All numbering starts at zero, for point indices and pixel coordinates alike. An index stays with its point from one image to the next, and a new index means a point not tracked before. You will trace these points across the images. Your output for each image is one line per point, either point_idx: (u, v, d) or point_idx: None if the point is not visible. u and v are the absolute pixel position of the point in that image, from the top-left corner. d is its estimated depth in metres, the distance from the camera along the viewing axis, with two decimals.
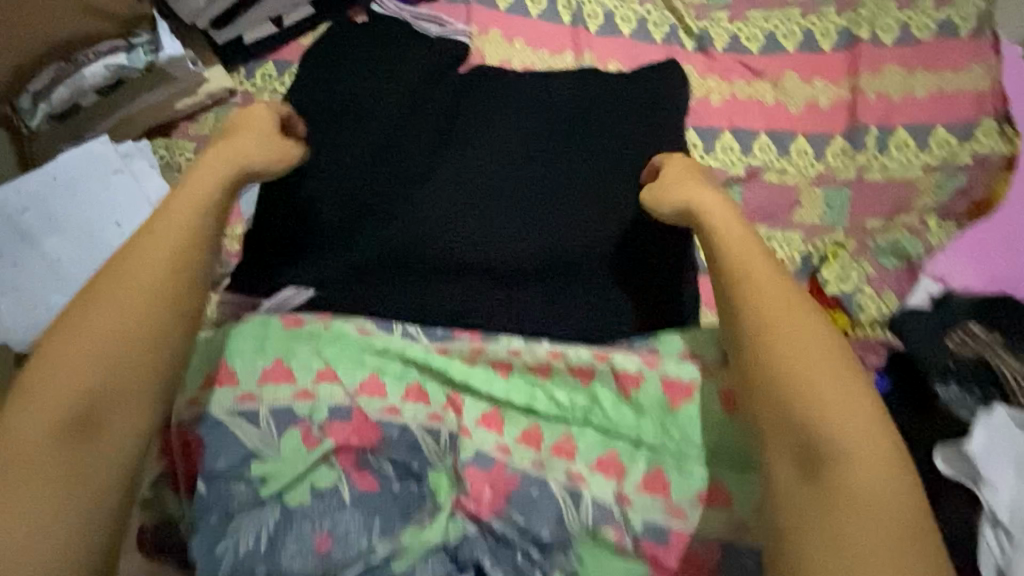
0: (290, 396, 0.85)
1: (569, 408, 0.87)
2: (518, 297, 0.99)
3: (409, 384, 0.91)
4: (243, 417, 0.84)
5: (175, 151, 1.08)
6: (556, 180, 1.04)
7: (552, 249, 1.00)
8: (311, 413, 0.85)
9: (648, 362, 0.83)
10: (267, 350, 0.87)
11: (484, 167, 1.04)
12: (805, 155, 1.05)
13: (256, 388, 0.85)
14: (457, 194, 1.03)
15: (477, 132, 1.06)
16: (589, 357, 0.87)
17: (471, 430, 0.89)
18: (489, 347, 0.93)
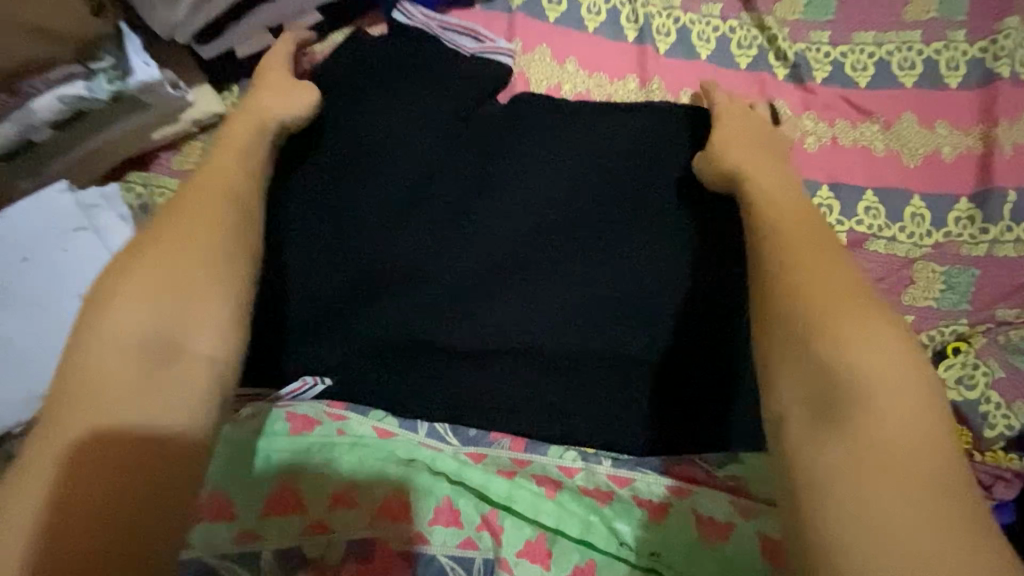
0: (301, 529, 0.69)
1: (634, 547, 0.71)
2: (580, 392, 0.82)
3: (440, 503, 0.73)
4: (241, 563, 0.68)
5: (154, 190, 0.90)
6: (626, 246, 0.86)
7: (609, 333, 0.83)
8: (324, 552, 0.69)
9: (742, 510, 0.70)
10: (271, 471, 0.72)
11: (528, 227, 0.87)
12: (920, 221, 0.86)
13: (258, 522, 0.69)
14: (505, 261, 0.87)
15: (527, 180, 0.88)
16: (663, 491, 0.73)
17: (512, 563, 0.72)
18: (534, 460, 0.78)
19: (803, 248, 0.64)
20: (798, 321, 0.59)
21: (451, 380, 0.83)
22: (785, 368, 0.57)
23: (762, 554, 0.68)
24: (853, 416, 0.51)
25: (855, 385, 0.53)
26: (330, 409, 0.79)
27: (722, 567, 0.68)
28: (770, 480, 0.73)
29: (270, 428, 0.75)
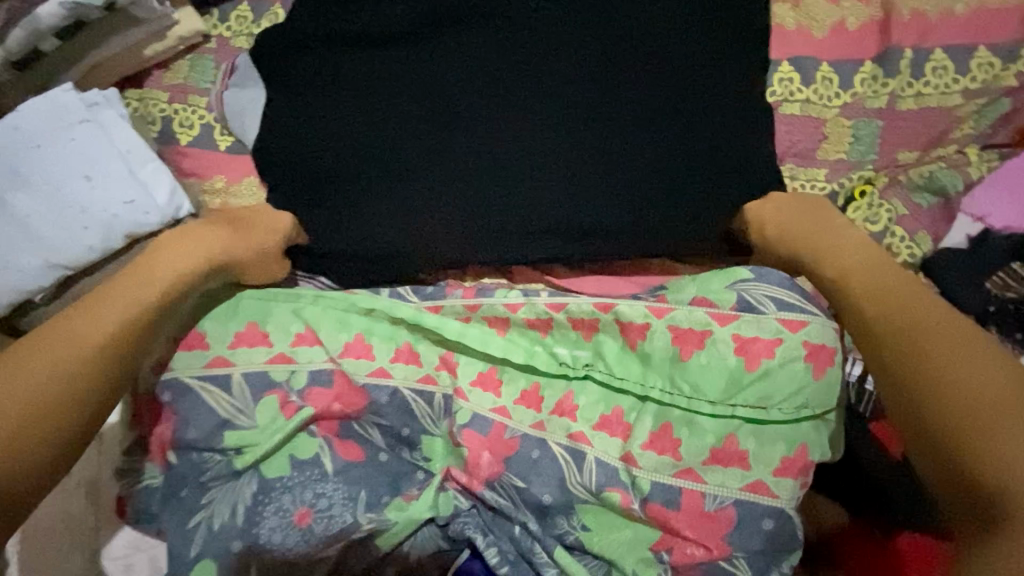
0: (264, 359, 0.81)
1: (568, 361, 0.80)
2: (546, 236, 0.86)
3: (399, 345, 0.84)
4: (216, 385, 0.80)
5: (148, 102, 1.03)
6: (597, 103, 0.86)
7: (571, 185, 0.85)
8: (289, 379, 0.81)
9: (654, 311, 0.78)
10: (240, 314, 0.83)
11: (479, 96, 0.86)
12: (829, 84, 0.94)
13: (227, 351, 0.81)
14: (463, 120, 0.85)
15: (475, 51, 0.86)
16: (590, 308, 0.80)
17: (465, 391, 0.81)
18: (484, 302, 0.86)
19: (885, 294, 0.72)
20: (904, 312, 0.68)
21: (420, 241, 0.85)
22: (936, 383, 0.62)
23: (674, 346, 0.77)
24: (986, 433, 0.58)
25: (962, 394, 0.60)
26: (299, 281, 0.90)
27: (643, 364, 0.78)
28: (684, 286, 0.80)
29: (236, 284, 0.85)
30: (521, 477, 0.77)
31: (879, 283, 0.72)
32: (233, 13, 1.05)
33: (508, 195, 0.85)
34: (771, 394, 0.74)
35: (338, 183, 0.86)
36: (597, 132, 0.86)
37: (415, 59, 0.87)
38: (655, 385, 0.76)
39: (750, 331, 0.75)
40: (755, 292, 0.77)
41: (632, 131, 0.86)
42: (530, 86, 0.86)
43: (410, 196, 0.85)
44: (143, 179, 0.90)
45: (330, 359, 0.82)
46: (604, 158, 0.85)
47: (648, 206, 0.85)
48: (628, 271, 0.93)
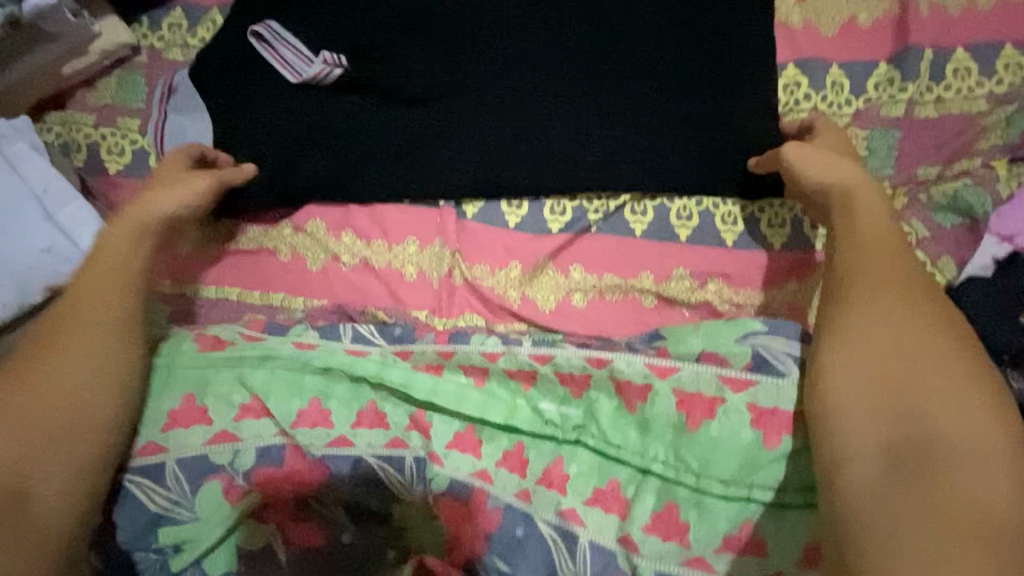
0: (205, 441, 0.71)
1: (556, 421, 0.70)
2: (599, 174, 0.83)
3: (363, 407, 0.74)
4: (150, 476, 0.70)
5: (72, 127, 0.91)
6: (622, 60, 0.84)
7: (612, 130, 0.83)
8: (233, 461, 0.70)
9: (654, 370, 0.69)
10: (175, 386, 0.73)
11: (507, 54, 0.86)
12: (839, 90, 0.84)
13: (159, 436, 0.71)
14: (504, 76, 0.86)
15: (491, 17, 0.87)
16: (581, 363, 0.72)
17: (441, 456, 0.72)
18: (458, 351, 0.76)
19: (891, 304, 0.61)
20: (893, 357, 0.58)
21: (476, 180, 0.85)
22: (888, 428, 0.56)
23: (676, 411, 0.67)
24: (929, 470, 0.53)
25: (949, 431, 0.54)
26: (248, 329, 0.79)
27: (641, 430, 0.68)
28: (688, 339, 0.72)
29: (173, 351, 0.75)
30: (504, 558, 0.67)
31: (907, 323, 0.60)
32: (165, 22, 0.92)
33: (559, 138, 0.84)
34: (789, 472, 0.64)
35: (382, 145, 0.86)
36: (591, 121, 0.84)
37: (408, 55, 0.87)
38: (655, 456, 0.67)
39: (764, 400, 0.66)
40: (772, 350, 0.69)
41: (626, 117, 0.83)
42: (537, 80, 0.85)
43: (468, 144, 0.85)
44: (64, 223, 0.78)
45: (281, 432, 0.72)
46: (638, 108, 0.83)
47: (687, 149, 0.82)
48: (618, 309, 0.83)
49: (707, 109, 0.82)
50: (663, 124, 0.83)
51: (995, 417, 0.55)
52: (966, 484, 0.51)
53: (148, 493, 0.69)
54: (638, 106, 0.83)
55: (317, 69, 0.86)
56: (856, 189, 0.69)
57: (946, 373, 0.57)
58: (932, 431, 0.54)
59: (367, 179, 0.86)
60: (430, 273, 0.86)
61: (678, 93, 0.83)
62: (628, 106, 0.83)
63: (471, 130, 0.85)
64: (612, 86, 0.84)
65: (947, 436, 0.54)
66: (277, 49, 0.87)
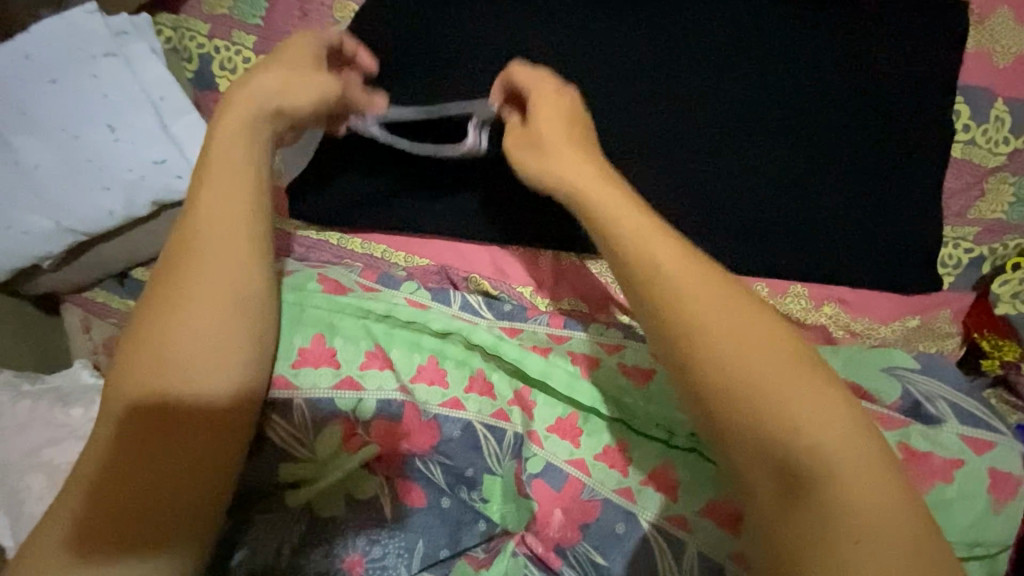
0: (331, 384, 0.70)
1: (668, 426, 0.69)
2: (753, 247, 0.79)
3: (473, 373, 0.73)
4: (276, 409, 0.68)
5: (183, 33, 0.86)
6: (817, 136, 0.79)
7: (789, 209, 0.79)
8: (355, 407, 0.69)
9: None
10: (305, 325, 0.72)
11: (704, 109, 0.80)
12: (1000, 126, 0.80)
13: (291, 371, 0.69)
14: (690, 127, 0.80)
15: (691, 64, 0.80)
16: None
17: (541, 437, 0.71)
18: (572, 336, 0.76)
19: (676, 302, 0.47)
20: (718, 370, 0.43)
21: None
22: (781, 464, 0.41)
23: None
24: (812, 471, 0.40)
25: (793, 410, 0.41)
26: (363, 279, 0.78)
27: None
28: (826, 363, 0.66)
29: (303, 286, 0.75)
30: (602, 551, 0.67)
31: (729, 338, 0.44)
32: None
33: (734, 205, 0.79)
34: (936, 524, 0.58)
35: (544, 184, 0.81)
36: (752, 152, 0.79)
37: (594, 82, 0.80)
38: None
39: (919, 444, 0.60)
40: (919, 387, 0.65)
41: (774, 155, 0.79)
42: (726, 144, 0.79)
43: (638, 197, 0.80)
44: (177, 135, 0.75)
45: (403, 388, 0.71)
46: (818, 192, 0.79)
47: (850, 233, 0.79)
48: None
49: (884, 208, 0.79)
50: (777, 182, 0.79)
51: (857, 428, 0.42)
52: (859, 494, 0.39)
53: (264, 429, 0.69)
54: (759, 156, 0.79)
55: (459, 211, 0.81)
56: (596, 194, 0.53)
57: (789, 372, 0.42)
58: (798, 431, 0.41)
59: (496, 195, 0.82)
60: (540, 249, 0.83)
61: (821, 145, 0.79)
62: (802, 189, 0.79)
63: (605, 130, 0.79)
64: (739, 130, 0.79)
65: (819, 443, 0.40)
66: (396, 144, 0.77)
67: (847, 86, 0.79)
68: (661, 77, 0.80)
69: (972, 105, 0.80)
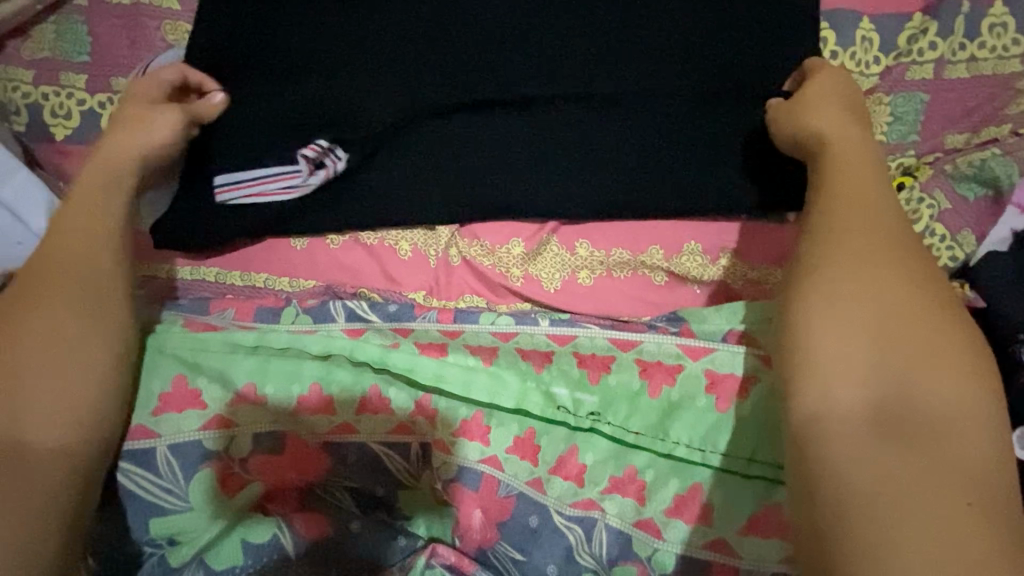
0: (196, 426, 0.67)
1: (570, 408, 0.68)
2: (637, 214, 0.78)
3: (365, 391, 0.70)
4: (137, 460, 0.66)
5: (6, 85, 0.79)
6: (683, 96, 0.78)
7: (667, 174, 0.77)
8: (227, 447, 0.67)
9: (686, 351, 0.67)
10: (163, 369, 0.68)
11: (570, 86, 0.78)
12: (868, 46, 0.78)
13: (150, 419, 0.67)
14: (556, 110, 0.79)
15: (551, 43, 0.79)
16: (607, 345, 0.70)
17: (448, 443, 0.69)
18: (465, 330, 0.74)
19: (877, 243, 0.57)
20: (836, 308, 0.55)
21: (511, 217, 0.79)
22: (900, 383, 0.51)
23: (709, 397, 0.65)
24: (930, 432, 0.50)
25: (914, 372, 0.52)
26: (239, 320, 0.75)
27: (663, 414, 0.65)
28: (711, 319, 0.70)
29: (167, 334, 0.69)
30: (520, 547, 0.67)
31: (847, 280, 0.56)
32: None
33: (608, 177, 0.78)
34: None
35: (421, 186, 0.78)
36: (623, 123, 0.78)
37: (456, 78, 0.79)
38: (678, 440, 0.64)
39: None
40: None
41: (642, 122, 0.78)
42: (595, 119, 0.78)
43: (516, 186, 0.78)
44: (11, 203, 0.71)
45: (279, 422, 0.68)
46: (693, 152, 0.77)
47: (734, 181, 0.77)
48: (625, 285, 0.79)
49: (761, 156, 0.77)
50: (653, 135, 0.77)
51: (975, 383, 0.52)
52: (966, 458, 0.49)
53: (139, 486, 0.66)
54: (633, 113, 0.78)
55: (317, 177, 0.77)
56: (839, 137, 0.64)
57: (903, 316, 0.54)
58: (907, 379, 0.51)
59: (374, 206, 0.78)
60: (426, 250, 0.80)
61: (688, 105, 0.78)
62: (676, 151, 0.77)
63: (470, 124, 0.79)
64: (614, 87, 0.78)
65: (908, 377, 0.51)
66: (256, 182, 0.77)
67: (707, 40, 0.78)
68: (523, 61, 0.79)
69: (839, 29, 0.78)
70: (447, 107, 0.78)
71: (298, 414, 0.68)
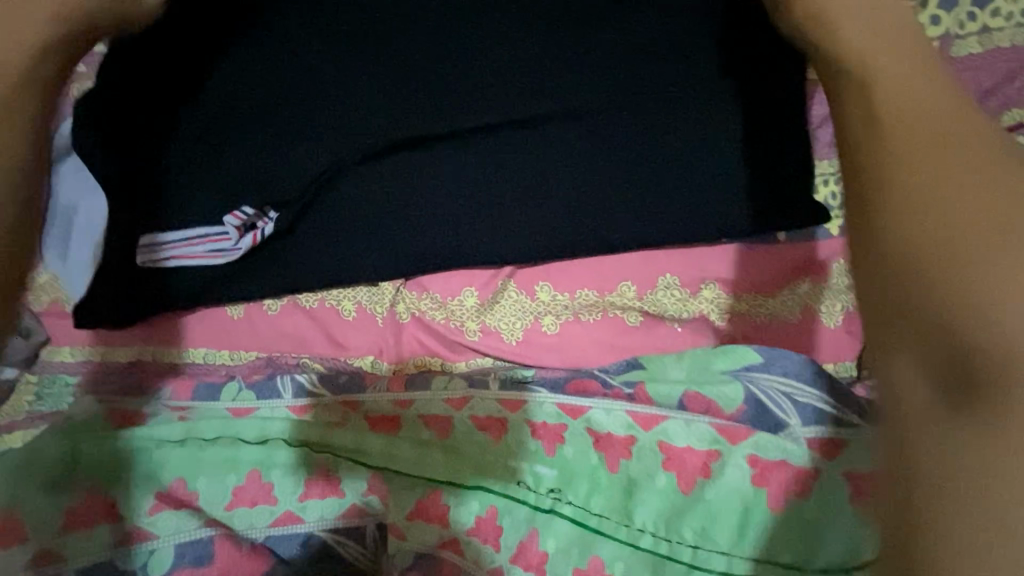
0: (113, 541, 0.64)
1: (531, 485, 0.60)
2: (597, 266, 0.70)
3: (308, 476, 0.65)
4: None
5: None
6: (636, 137, 0.68)
7: (629, 224, 0.68)
8: (146, 563, 0.64)
9: (639, 419, 0.61)
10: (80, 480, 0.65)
11: (505, 142, 0.70)
12: None
13: (59, 540, 0.63)
14: (493, 162, 0.69)
15: (480, 93, 0.70)
16: (555, 412, 0.63)
17: (403, 529, 0.61)
18: (417, 398, 0.67)
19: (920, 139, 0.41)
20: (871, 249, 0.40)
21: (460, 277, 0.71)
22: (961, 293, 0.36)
23: (667, 472, 0.58)
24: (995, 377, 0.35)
25: (990, 305, 0.36)
26: (174, 402, 0.71)
27: (623, 493, 0.58)
28: (671, 374, 0.64)
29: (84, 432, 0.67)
30: None
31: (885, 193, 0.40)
32: None
33: (560, 234, 0.68)
34: (798, 542, 0.53)
35: (353, 258, 0.70)
36: (570, 171, 0.69)
37: (376, 144, 0.70)
38: (643, 526, 0.57)
39: (767, 452, 0.57)
40: (771, 388, 0.61)
41: (592, 167, 0.68)
42: (538, 171, 0.69)
43: (460, 250, 0.69)
44: None
45: (209, 522, 0.65)
46: (656, 196, 0.68)
47: (709, 217, 0.67)
48: (598, 330, 0.70)
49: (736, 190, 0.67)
50: (607, 181, 0.68)
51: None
52: None
53: None
54: (580, 159, 0.69)
55: (247, 241, 0.69)
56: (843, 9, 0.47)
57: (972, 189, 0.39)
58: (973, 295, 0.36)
59: (311, 279, 0.71)
60: (372, 308, 0.73)
61: (642, 145, 0.68)
62: (636, 197, 0.68)
63: (402, 187, 0.70)
64: (555, 137, 0.69)
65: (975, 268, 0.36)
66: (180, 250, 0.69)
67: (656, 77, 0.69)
68: (449, 117, 0.70)
69: None
70: (372, 175, 0.70)
71: (235, 511, 0.64)
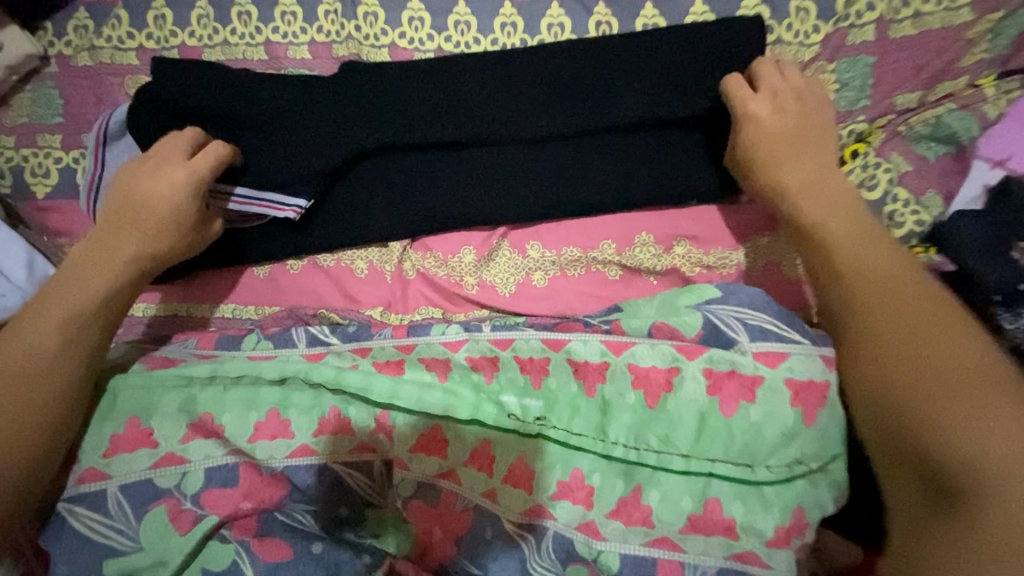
0: (148, 465, 0.69)
1: (522, 414, 0.67)
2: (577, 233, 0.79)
3: (323, 413, 0.71)
4: (89, 503, 0.69)
5: None
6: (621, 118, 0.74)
7: (608, 196, 0.77)
8: (180, 483, 0.69)
9: (612, 348, 0.68)
10: (121, 409, 0.71)
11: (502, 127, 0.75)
12: (805, 17, 0.74)
13: (101, 462, 0.69)
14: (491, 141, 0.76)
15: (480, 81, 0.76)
16: (540, 347, 0.70)
17: (406, 459, 0.68)
18: (419, 343, 0.74)
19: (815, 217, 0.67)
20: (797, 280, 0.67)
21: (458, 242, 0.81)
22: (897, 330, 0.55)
23: (636, 393, 0.66)
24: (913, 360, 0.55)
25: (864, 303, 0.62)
26: (200, 350, 0.78)
27: (601, 413, 0.67)
28: (644, 311, 0.72)
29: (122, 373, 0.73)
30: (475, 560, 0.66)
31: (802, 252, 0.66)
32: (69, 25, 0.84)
33: (551, 205, 0.77)
34: (745, 443, 0.63)
35: (368, 227, 0.79)
36: (559, 149, 0.77)
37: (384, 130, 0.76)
38: (616, 440, 0.65)
39: (721, 367, 0.65)
40: (724, 315, 0.69)
41: (579, 145, 0.76)
42: (531, 153, 0.77)
43: (463, 220, 0.78)
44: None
45: (233, 450, 0.71)
46: (633, 172, 0.76)
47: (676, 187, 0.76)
48: (580, 283, 0.79)
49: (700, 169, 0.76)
50: (591, 159, 0.76)
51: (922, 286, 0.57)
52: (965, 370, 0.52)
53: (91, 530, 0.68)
54: (569, 142, 0.76)
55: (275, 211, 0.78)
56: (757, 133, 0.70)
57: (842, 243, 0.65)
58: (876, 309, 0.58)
59: (330, 242, 0.79)
60: (382, 266, 0.82)
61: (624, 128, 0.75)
62: (616, 176, 0.76)
63: (410, 164, 0.77)
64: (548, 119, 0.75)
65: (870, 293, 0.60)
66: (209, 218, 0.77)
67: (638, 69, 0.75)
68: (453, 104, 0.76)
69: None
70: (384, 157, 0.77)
71: (257, 442, 0.70)
